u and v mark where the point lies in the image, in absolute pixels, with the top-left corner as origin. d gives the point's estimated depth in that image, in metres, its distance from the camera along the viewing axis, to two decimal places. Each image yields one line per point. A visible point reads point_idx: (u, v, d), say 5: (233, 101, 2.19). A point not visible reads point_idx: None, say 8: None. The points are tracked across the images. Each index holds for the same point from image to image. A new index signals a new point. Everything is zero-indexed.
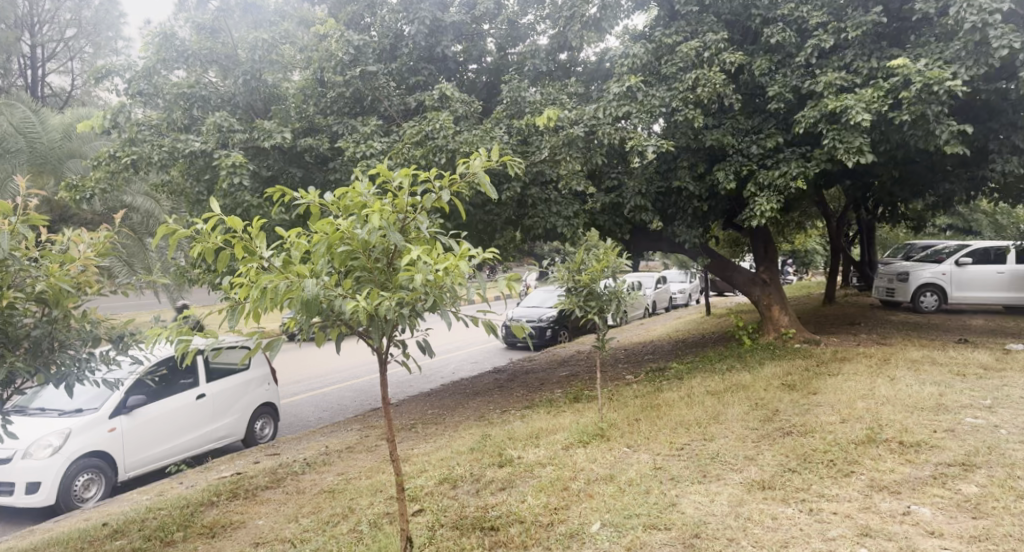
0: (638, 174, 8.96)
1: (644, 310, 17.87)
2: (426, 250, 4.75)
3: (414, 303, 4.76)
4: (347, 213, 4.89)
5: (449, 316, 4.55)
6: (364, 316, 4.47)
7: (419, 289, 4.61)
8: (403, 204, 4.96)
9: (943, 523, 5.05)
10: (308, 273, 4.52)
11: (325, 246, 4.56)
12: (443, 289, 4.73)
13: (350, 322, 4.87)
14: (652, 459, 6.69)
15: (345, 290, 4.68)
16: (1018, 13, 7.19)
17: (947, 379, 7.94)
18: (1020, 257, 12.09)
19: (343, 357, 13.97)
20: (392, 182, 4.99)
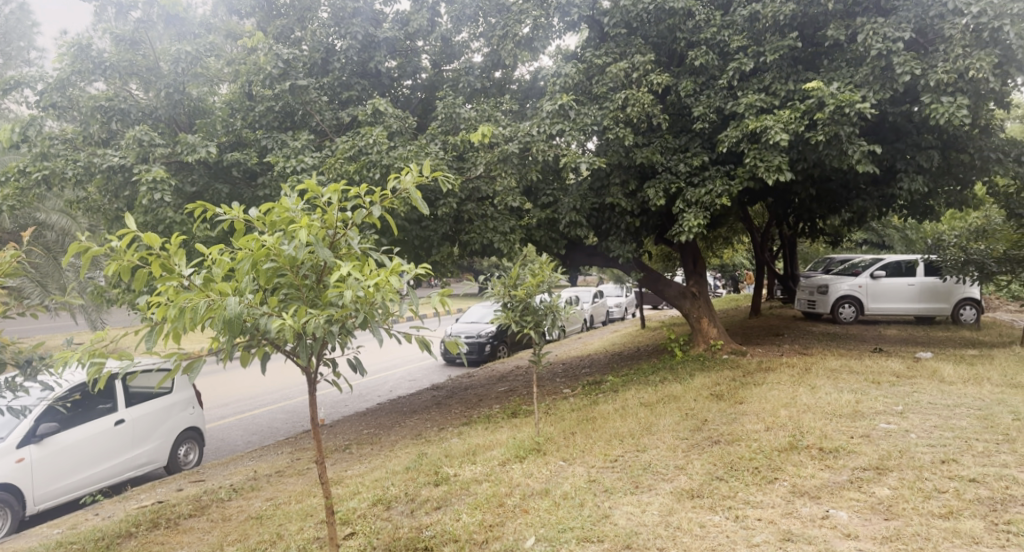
0: (572, 191, 9.10)
1: (582, 323, 18.10)
2: (357, 266, 4.69)
3: (344, 320, 4.68)
4: (273, 229, 4.77)
5: (380, 333, 4.48)
6: (291, 335, 4.38)
7: (349, 306, 4.52)
8: (333, 219, 4.89)
9: (858, 525, 5.28)
10: (231, 291, 4.37)
11: (249, 264, 4.43)
12: (373, 306, 4.65)
13: (275, 340, 4.74)
14: (587, 472, 6.75)
15: (271, 308, 4.57)
16: (918, 41, 7.67)
17: (864, 387, 8.33)
18: (928, 269, 12.88)
19: (272, 379, 13.59)
20: (321, 197, 4.90)
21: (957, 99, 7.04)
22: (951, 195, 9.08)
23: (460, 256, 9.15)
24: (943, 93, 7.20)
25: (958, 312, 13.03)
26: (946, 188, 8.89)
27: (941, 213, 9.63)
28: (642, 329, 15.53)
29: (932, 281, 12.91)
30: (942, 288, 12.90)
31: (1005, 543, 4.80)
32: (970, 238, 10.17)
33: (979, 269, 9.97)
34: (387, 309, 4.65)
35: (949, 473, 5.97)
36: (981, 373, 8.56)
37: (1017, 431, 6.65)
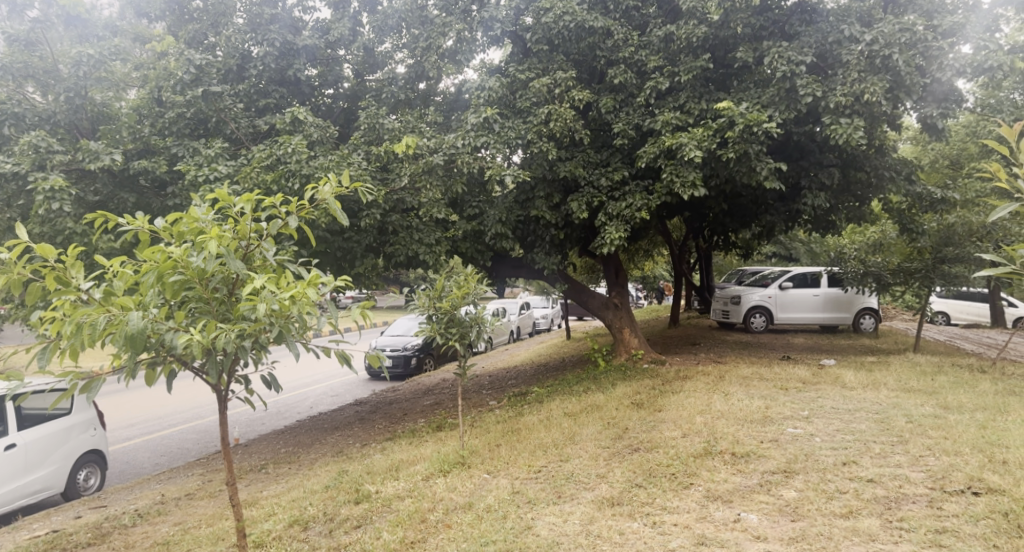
0: (498, 203, 9.01)
1: (509, 335, 18.19)
2: (272, 278, 4.51)
3: (257, 334, 4.51)
4: (181, 240, 4.53)
5: (296, 347, 4.35)
6: (199, 351, 4.16)
7: (263, 319, 4.36)
8: (246, 230, 4.72)
9: (767, 526, 5.49)
10: (134, 305, 4.12)
11: (155, 276, 4.18)
12: (289, 320, 4.53)
13: (183, 356, 4.52)
14: (511, 483, 6.75)
15: (178, 323, 4.34)
16: (819, 66, 8.10)
17: (773, 393, 8.70)
18: (830, 281, 13.66)
19: (179, 398, 12.95)
20: (232, 207, 4.72)
21: (854, 121, 7.43)
22: (851, 211, 9.65)
23: (384, 269, 9.00)
24: (841, 115, 7.59)
25: (861, 320, 13.87)
26: (846, 204, 9.45)
27: (842, 227, 10.21)
28: (567, 340, 15.74)
29: (835, 292, 13.68)
30: (845, 297, 13.66)
31: (898, 539, 5.09)
32: (868, 251, 10.83)
33: (877, 281, 10.60)
34: (304, 322, 4.55)
35: (850, 474, 6.31)
36: (879, 378, 9.10)
37: (909, 433, 7.10)
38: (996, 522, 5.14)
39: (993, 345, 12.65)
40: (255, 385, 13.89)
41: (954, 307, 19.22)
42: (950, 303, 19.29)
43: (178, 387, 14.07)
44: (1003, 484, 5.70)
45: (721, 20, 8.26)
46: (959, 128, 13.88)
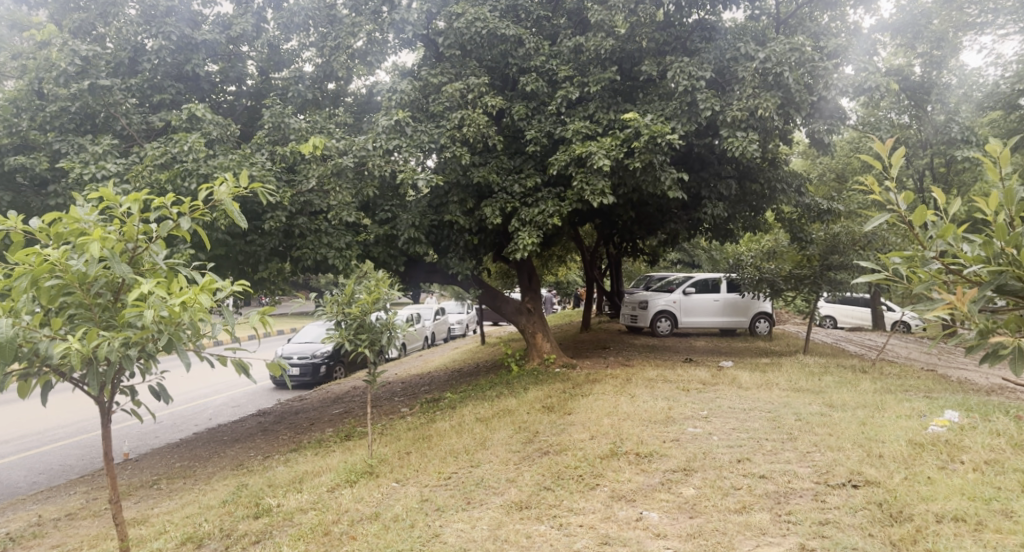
0: (411, 207, 8.70)
1: (423, 340, 18.05)
2: (162, 282, 4.16)
3: (144, 342, 4.15)
4: (60, 241, 4.13)
5: (187, 357, 4.00)
6: (77, 362, 3.79)
7: (150, 327, 3.98)
8: (134, 232, 4.35)
9: (667, 524, 5.67)
10: (2, 313, 3.74)
11: (28, 282, 3.78)
12: (180, 326, 4.13)
13: (60, 367, 4.17)
14: (419, 491, 6.66)
15: (55, 331, 3.97)
16: (718, 81, 8.49)
17: (675, 394, 9.02)
18: (729, 286, 14.41)
19: (59, 412, 12.06)
20: (118, 208, 4.40)
21: (749, 134, 7.82)
22: (747, 220, 10.15)
23: (291, 273, 8.69)
24: (738, 128, 7.96)
25: (755, 324, 14.68)
26: (742, 214, 9.95)
27: (739, 236, 10.73)
28: (481, 345, 15.77)
29: (734, 297, 14.42)
30: (742, 302, 14.43)
31: (785, 532, 5.37)
32: (763, 258, 11.41)
33: (771, 286, 11.20)
34: (197, 330, 4.16)
35: (744, 471, 6.61)
36: (772, 379, 9.60)
37: (798, 430, 7.52)
38: (872, 512, 5.52)
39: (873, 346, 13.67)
40: (143, 398, 12.97)
41: (840, 311, 20.64)
42: (837, 308, 20.70)
43: (57, 400, 13.09)
44: (878, 476, 6.13)
45: (627, 33, 8.62)
46: (843, 144, 14.93)
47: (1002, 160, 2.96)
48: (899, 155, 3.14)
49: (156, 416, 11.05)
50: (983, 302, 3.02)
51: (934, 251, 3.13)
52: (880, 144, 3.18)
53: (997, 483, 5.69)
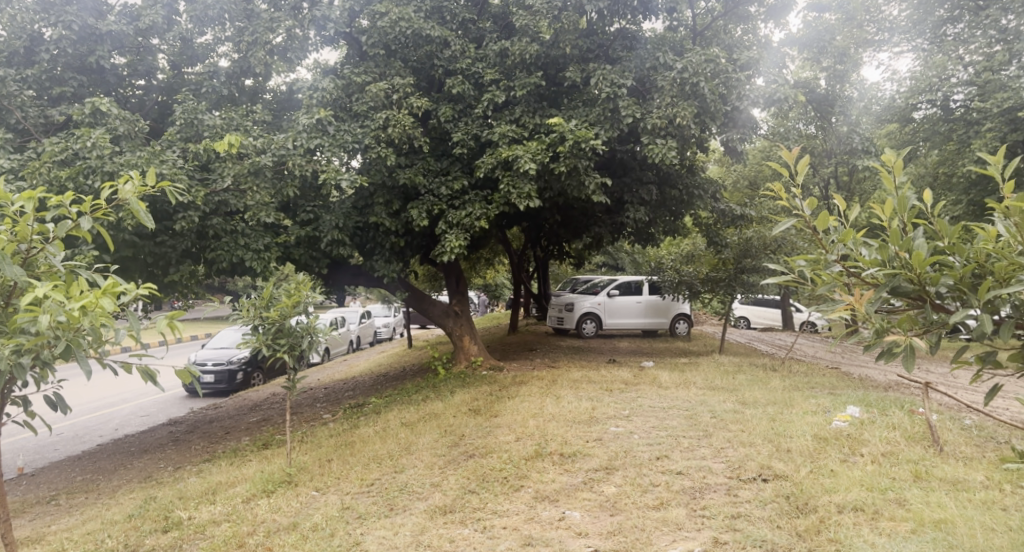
0: (335, 208, 8.45)
1: (348, 344, 17.72)
2: (60, 286, 3.69)
3: (38, 350, 3.69)
4: None
5: (87, 365, 3.46)
6: None
7: (43, 333, 3.50)
8: (26, 231, 3.88)
9: (588, 522, 5.77)
10: None
11: None
12: (78, 332, 3.64)
13: None
14: (340, 499, 6.50)
15: None
16: (639, 89, 8.74)
17: (599, 395, 9.20)
18: (651, 288, 14.83)
19: None
20: (8, 205, 3.92)
21: (668, 142, 8.08)
22: (667, 224, 10.44)
23: (204, 276, 8.33)
24: (657, 136, 8.21)
25: (675, 325, 15.12)
26: (663, 219, 10.25)
27: (660, 240, 11.04)
28: (408, 349, 15.59)
29: (655, 299, 14.85)
30: (663, 304, 14.87)
31: (700, 526, 5.56)
32: (682, 261, 11.82)
33: (689, 288, 11.62)
34: (98, 336, 3.66)
35: (662, 468, 6.80)
36: (689, 378, 9.94)
37: (713, 427, 7.80)
38: (780, 505, 5.78)
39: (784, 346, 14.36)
40: (41, 409, 12.16)
41: (754, 312, 21.60)
42: (751, 309, 21.66)
43: None
44: (786, 470, 6.43)
45: (552, 40, 8.68)
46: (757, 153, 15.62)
47: (893, 169, 3.30)
48: (804, 163, 3.46)
49: (54, 428, 10.36)
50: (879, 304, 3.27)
51: (835, 255, 3.39)
52: (787, 153, 3.50)
53: (892, 473, 6.09)
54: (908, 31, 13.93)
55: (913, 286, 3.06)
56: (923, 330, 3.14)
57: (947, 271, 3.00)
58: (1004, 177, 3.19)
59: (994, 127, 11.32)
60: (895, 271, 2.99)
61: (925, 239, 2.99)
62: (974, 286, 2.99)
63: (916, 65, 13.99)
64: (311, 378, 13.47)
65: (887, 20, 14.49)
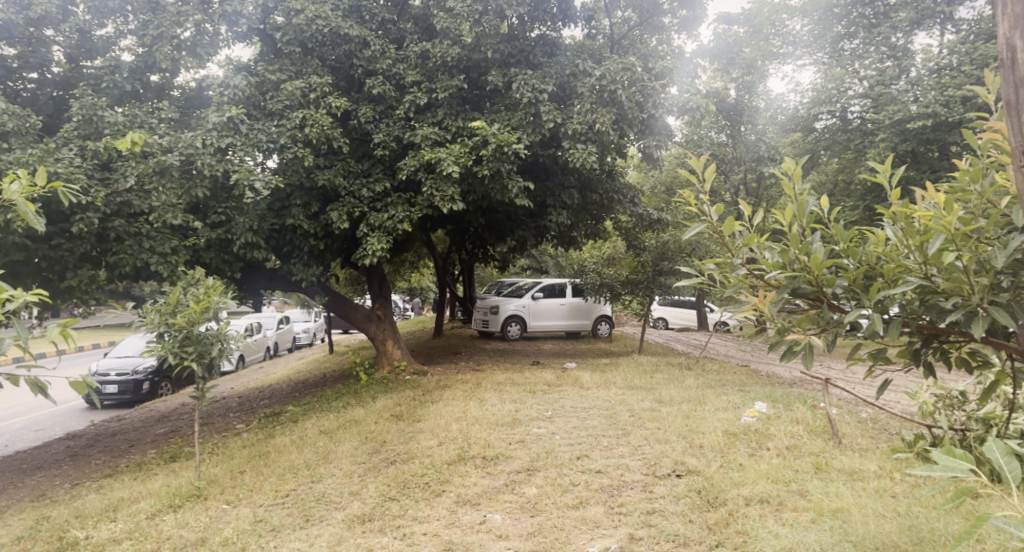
0: (249, 209, 8.17)
1: (265, 351, 17.18)
2: None
3: None
4: None
5: None
6: None
7: None
8: None
9: (509, 525, 5.77)
10: None
11: None
12: None
13: None
14: (253, 512, 6.27)
15: None
16: (560, 95, 8.88)
17: (522, 396, 9.28)
18: (574, 291, 15.09)
19: None
20: None
21: (588, 147, 8.25)
22: (588, 228, 10.64)
23: (105, 281, 7.89)
24: (578, 141, 8.37)
25: (596, 326, 15.45)
26: (585, 223, 10.43)
27: (581, 244, 11.23)
28: (329, 354, 15.27)
29: (578, 301, 15.12)
30: (585, 306, 15.17)
31: (617, 523, 5.66)
32: (603, 265, 12.12)
33: (610, 291, 11.94)
34: None
35: (582, 468, 6.91)
36: (610, 378, 10.16)
37: (630, 426, 8.00)
38: (692, 500, 5.97)
39: (700, 345, 14.90)
40: None
41: (672, 313, 22.32)
42: (669, 310, 22.37)
43: None
44: (698, 465, 6.66)
45: (473, 43, 8.71)
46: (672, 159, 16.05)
47: (793, 176, 3.50)
48: (712, 170, 3.57)
49: None
50: (781, 305, 3.59)
51: (741, 258, 3.61)
52: (695, 160, 3.65)
53: (795, 466, 6.40)
54: (809, 45, 15.04)
55: (812, 286, 3.42)
56: (822, 330, 3.52)
57: (842, 274, 3.41)
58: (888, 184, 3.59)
59: (887, 138, 12.06)
60: (794, 274, 3.36)
61: (821, 244, 3.35)
62: (865, 287, 3.40)
63: (817, 78, 14.86)
64: (224, 386, 12.97)
65: (791, 34, 15.47)
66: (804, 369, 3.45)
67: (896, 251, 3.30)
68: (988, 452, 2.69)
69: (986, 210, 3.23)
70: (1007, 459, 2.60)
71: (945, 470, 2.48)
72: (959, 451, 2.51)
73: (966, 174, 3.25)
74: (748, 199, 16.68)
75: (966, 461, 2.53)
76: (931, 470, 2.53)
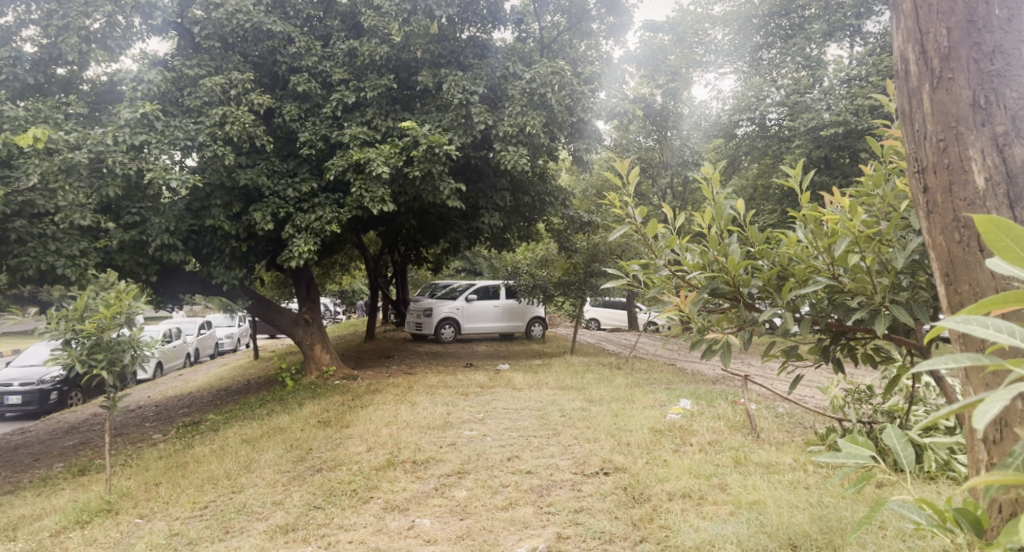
0: (166, 210, 7.84)
1: (185, 357, 16.56)
2: None
3: None
4: None
5: None
6: None
7: None
8: None
9: (437, 529, 5.67)
10: None
11: None
12: None
13: None
14: (168, 525, 5.98)
15: None
16: (490, 96, 8.93)
17: (454, 399, 9.24)
18: (508, 293, 15.16)
19: None
20: None
21: (519, 149, 8.28)
22: (521, 230, 10.72)
23: (5, 286, 7.42)
24: (509, 143, 8.40)
25: (530, 327, 15.60)
26: (516, 225, 10.50)
27: (514, 246, 11.29)
28: (255, 360, 14.85)
29: (511, 302, 15.21)
30: (519, 308, 15.28)
31: (546, 523, 5.66)
32: (537, 266, 12.34)
33: (543, 292, 12.11)
34: None
35: (512, 469, 6.92)
36: (541, 379, 10.26)
37: (561, 426, 8.08)
38: (618, 497, 6.06)
39: (630, 345, 15.22)
40: None
41: (604, 313, 22.75)
42: (601, 311, 22.78)
43: None
44: (625, 463, 6.77)
45: (402, 43, 8.67)
46: (602, 163, 16.36)
47: (712, 181, 3.70)
48: (635, 173, 3.71)
49: None
50: (701, 305, 3.73)
51: (664, 259, 3.74)
52: (621, 163, 3.76)
53: (716, 460, 6.59)
54: (730, 54, 15.66)
55: (729, 286, 3.59)
56: (738, 328, 3.70)
57: (758, 274, 3.64)
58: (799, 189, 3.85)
59: (802, 145, 12.62)
60: (713, 274, 3.54)
61: (738, 246, 3.54)
62: (778, 287, 3.63)
63: (737, 85, 15.44)
64: (139, 396, 12.38)
65: (713, 43, 16.03)
66: (721, 367, 3.65)
67: (807, 253, 3.57)
68: (886, 438, 2.81)
69: (889, 213, 3.53)
70: (902, 445, 2.73)
71: (848, 457, 2.62)
72: (861, 440, 2.66)
73: (871, 181, 3.59)
74: (674, 202, 17.16)
75: (867, 449, 2.68)
76: (836, 457, 2.67)
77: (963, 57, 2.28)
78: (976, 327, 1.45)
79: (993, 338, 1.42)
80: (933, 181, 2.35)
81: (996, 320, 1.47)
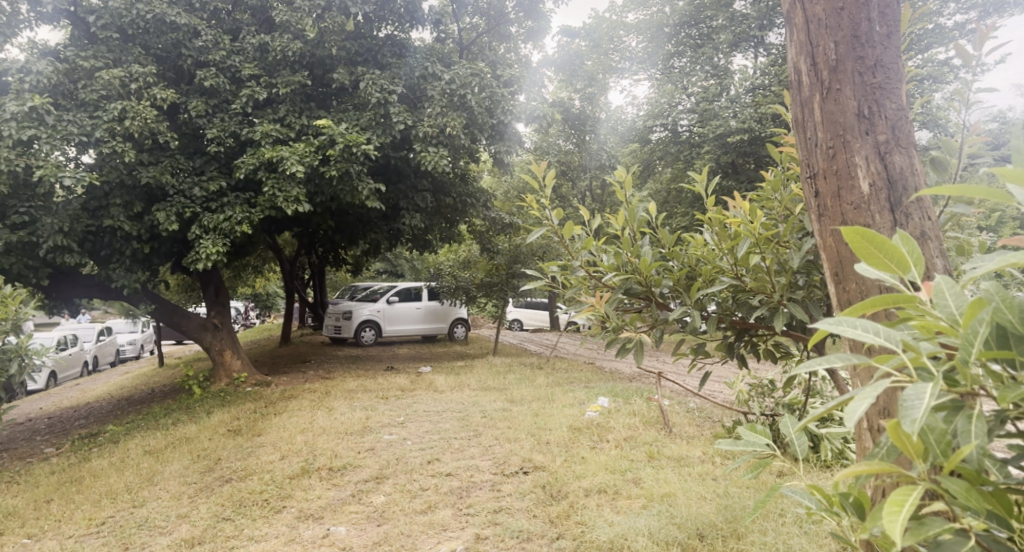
0: (58, 209, 7.37)
1: (83, 367, 15.58)
2: None
3: None
4: None
5: None
6: None
7: None
8: None
9: (353, 536, 5.54)
10: None
11: None
12: None
13: None
14: (59, 544, 5.60)
15: None
16: (410, 97, 8.88)
17: (374, 403, 9.10)
18: (430, 294, 15.12)
19: None
20: None
21: (439, 150, 8.24)
22: (443, 232, 10.71)
23: None
24: (429, 144, 8.37)
25: (453, 329, 15.64)
26: (437, 228, 10.47)
27: (437, 247, 11.23)
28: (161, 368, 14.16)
29: (434, 304, 15.18)
30: (442, 309, 15.30)
31: (464, 525, 5.65)
32: (459, 268, 12.41)
33: (466, 293, 12.18)
34: None
35: (432, 472, 6.87)
36: (463, 380, 10.26)
37: (481, 427, 8.10)
38: (536, 495, 6.11)
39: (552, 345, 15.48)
40: None
41: (527, 314, 23.04)
42: (524, 311, 23.05)
43: None
44: (544, 461, 6.86)
45: (316, 39, 8.49)
46: (524, 165, 16.56)
47: (626, 183, 3.79)
48: (550, 175, 3.76)
49: None
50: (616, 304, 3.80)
51: (579, 260, 3.80)
52: (536, 165, 3.80)
53: (631, 456, 6.77)
54: (644, 61, 16.00)
55: (642, 286, 3.69)
56: (651, 327, 3.75)
57: (668, 274, 3.75)
58: (705, 194, 3.97)
59: (711, 150, 13.14)
60: (627, 274, 3.59)
61: (651, 248, 3.61)
62: (687, 287, 3.75)
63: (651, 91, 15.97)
64: (30, 408, 11.56)
65: (628, 50, 16.48)
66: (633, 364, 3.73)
67: (713, 254, 3.73)
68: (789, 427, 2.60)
69: (785, 215, 3.72)
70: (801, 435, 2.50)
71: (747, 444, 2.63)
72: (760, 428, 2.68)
73: (769, 185, 3.82)
74: (593, 204, 17.53)
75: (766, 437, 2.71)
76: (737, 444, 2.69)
77: (849, 70, 2.41)
78: (846, 327, 1.46)
79: (858, 335, 1.42)
80: (824, 186, 2.49)
81: (865, 320, 1.48)
